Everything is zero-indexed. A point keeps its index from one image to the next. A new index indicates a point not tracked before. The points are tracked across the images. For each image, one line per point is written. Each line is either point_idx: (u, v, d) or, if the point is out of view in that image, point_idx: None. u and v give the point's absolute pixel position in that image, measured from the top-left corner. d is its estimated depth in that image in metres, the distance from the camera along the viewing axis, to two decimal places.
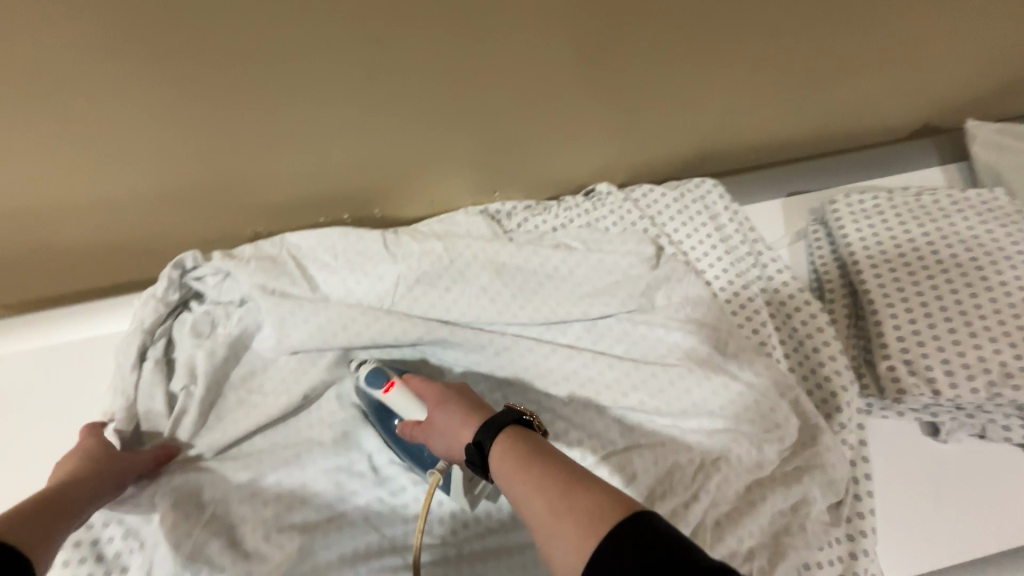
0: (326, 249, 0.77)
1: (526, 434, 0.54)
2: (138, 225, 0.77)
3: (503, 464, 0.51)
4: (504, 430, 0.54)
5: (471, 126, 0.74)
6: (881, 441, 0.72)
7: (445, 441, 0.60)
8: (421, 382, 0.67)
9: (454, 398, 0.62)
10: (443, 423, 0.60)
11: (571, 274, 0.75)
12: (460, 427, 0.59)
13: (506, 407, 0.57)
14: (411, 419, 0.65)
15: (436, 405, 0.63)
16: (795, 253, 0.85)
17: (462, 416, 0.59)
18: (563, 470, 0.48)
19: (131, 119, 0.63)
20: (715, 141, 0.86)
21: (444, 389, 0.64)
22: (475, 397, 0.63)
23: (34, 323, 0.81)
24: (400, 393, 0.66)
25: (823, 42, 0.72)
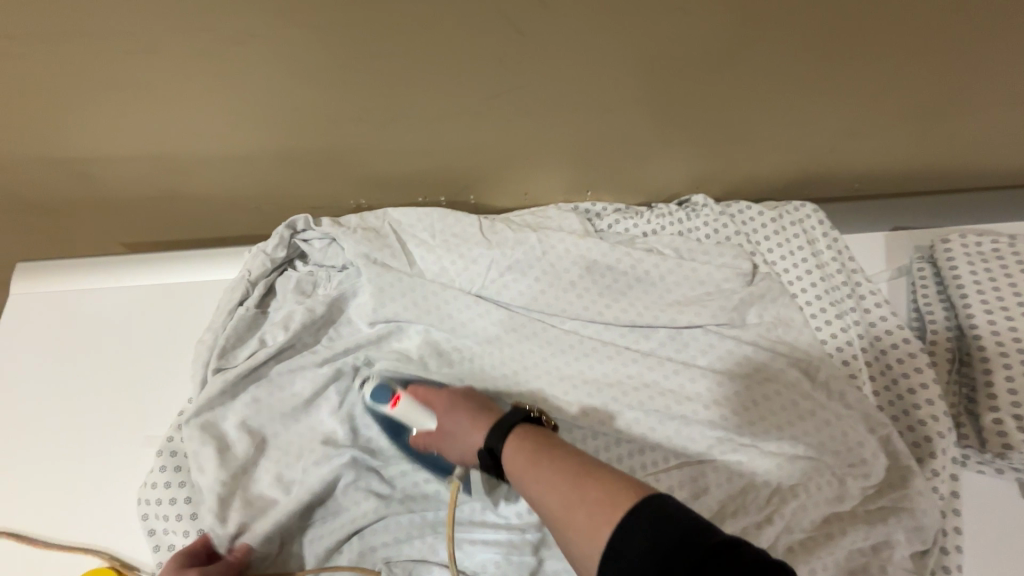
0: (425, 227, 0.80)
1: (535, 429, 0.56)
2: (260, 181, 0.84)
3: (514, 467, 0.53)
4: (513, 432, 0.56)
5: (581, 122, 0.76)
6: (974, 497, 0.67)
7: (457, 447, 0.62)
8: (428, 390, 0.68)
9: (461, 403, 0.64)
10: (456, 429, 0.62)
11: (661, 280, 0.75)
12: (472, 431, 0.61)
13: (514, 407, 0.60)
14: (421, 429, 0.66)
15: (446, 413, 0.64)
16: (895, 289, 0.81)
17: (472, 420, 0.61)
18: (572, 463, 0.50)
19: (276, 87, 0.67)
20: (821, 163, 0.84)
21: (450, 395, 0.66)
22: (484, 400, 0.65)
23: (176, 262, 0.87)
24: (406, 405, 0.67)
25: (956, 80, 0.69)
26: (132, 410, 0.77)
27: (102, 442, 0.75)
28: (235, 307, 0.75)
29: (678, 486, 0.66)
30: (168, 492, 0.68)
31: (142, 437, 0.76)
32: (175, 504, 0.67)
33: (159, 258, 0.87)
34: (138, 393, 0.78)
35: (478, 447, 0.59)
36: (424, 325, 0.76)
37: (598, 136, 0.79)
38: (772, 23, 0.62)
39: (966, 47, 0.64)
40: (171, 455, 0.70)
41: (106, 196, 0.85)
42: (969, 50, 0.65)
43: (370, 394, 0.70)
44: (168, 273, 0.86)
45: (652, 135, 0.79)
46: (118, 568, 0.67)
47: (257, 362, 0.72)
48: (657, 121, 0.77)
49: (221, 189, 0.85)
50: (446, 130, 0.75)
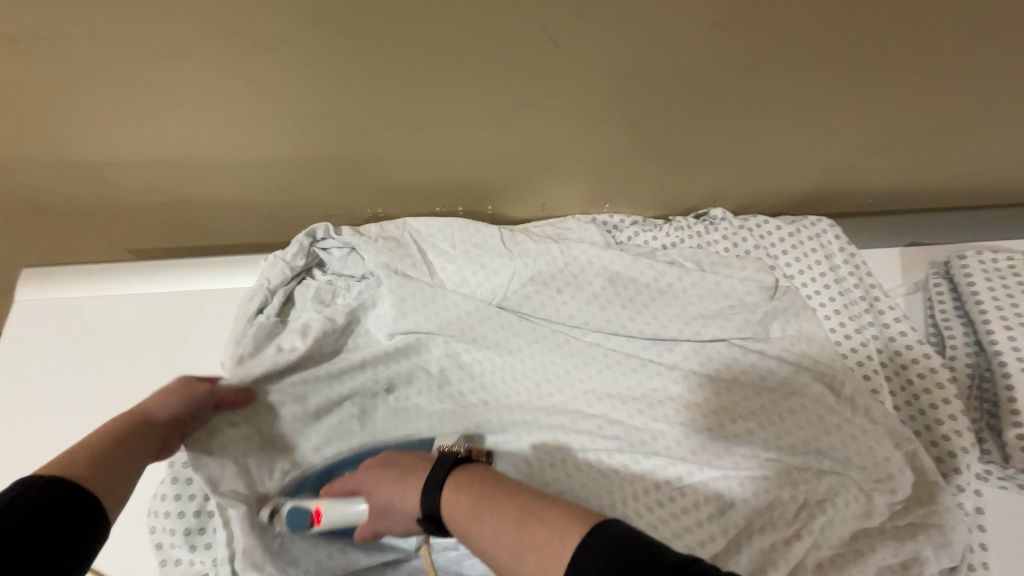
0: (445, 237, 0.79)
1: (467, 473, 0.54)
2: (278, 187, 0.83)
3: (458, 519, 0.51)
4: (446, 483, 0.54)
5: (604, 132, 0.76)
6: (997, 511, 0.67)
7: (399, 518, 0.59)
8: (344, 481, 0.64)
9: (382, 471, 0.61)
10: (393, 498, 0.58)
11: (684, 292, 0.75)
12: (404, 494, 0.57)
13: (437, 457, 0.57)
14: (359, 519, 0.62)
15: (372, 487, 0.61)
16: (911, 304, 0.82)
17: (403, 485, 0.58)
18: (513, 502, 0.48)
19: (299, 92, 0.67)
20: (838, 178, 0.85)
21: (370, 469, 0.62)
22: (403, 459, 0.62)
23: (195, 267, 0.85)
24: (331, 510, 0.63)
25: (976, 99, 0.70)
26: None
27: None
28: (254, 313, 0.73)
29: (705, 501, 0.66)
30: (178, 504, 0.65)
31: None
32: (183, 517, 0.65)
33: (179, 263, 0.84)
34: None
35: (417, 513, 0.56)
36: (446, 335, 0.76)
37: (619, 148, 0.79)
38: (799, 40, 0.62)
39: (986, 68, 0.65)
40: (182, 466, 0.66)
41: (117, 201, 0.84)
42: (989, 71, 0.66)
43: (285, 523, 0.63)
44: (187, 278, 0.84)
45: (674, 148, 0.80)
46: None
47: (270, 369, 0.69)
48: (681, 133, 0.77)
49: (236, 194, 0.84)
50: (470, 139, 0.75)
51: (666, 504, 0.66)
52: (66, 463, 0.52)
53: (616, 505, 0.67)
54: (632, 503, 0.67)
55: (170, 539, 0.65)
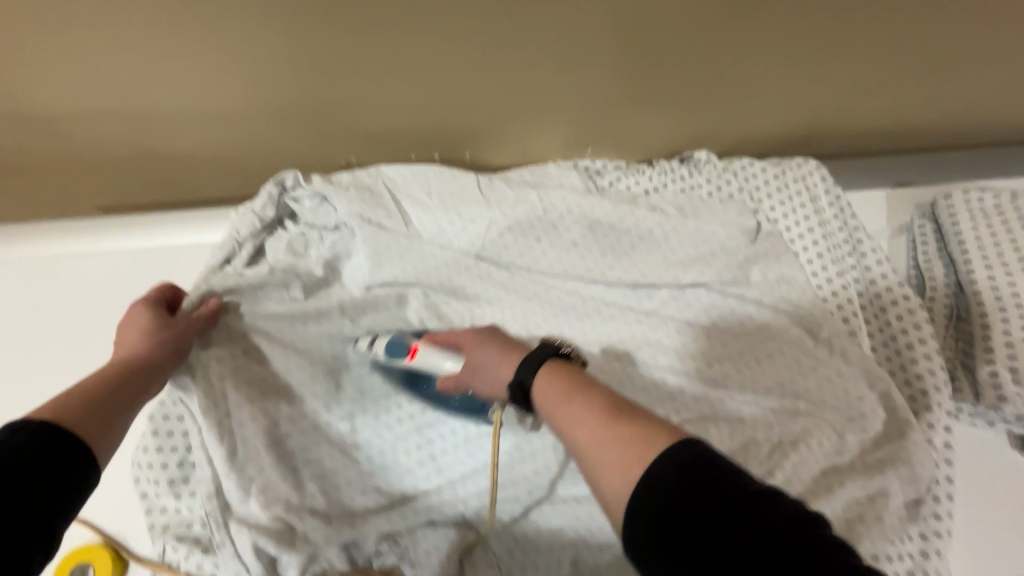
0: (420, 186, 0.77)
1: (568, 368, 0.52)
2: (245, 139, 0.79)
3: (546, 401, 0.50)
4: (543, 367, 0.53)
5: (586, 75, 0.74)
6: (965, 447, 0.68)
7: (487, 384, 0.58)
8: (450, 333, 0.64)
9: (488, 338, 0.60)
10: (485, 365, 0.58)
11: (665, 239, 0.73)
12: (501, 365, 0.57)
13: (541, 343, 0.55)
14: (447, 373, 0.62)
15: (471, 349, 0.60)
16: (895, 247, 0.80)
17: (498, 357, 0.58)
18: (607, 399, 0.47)
19: (276, 27, 0.66)
20: (827, 119, 0.82)
21: (474, 333, 0.61)
22: (510, 336, 0.60)
23: (160, 223, 0.82)
24: (425, 357, 0.64)
25: (950, 32, 0.71)
26: None
27: None
28: (222, 264, 0.72)
29: None
30: (157, 457, 0.66)
31: None
32: (166, 468, 0.66)
33: (143, 218, 0.81)
34: None
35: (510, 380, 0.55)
36: (423, 287, 0.74)
37: (600, 88, 0.76)
38: None
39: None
40: (161, 420, 0.67)
41: (75, 156, 0.80)
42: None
43: (385, 348, 0.67)
44: (152, 234, 0.81)
45: (658, 88, 0.77)
46: (111, 544, 0.66)
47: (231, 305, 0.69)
48: (664, 69, 0.74)
49: (199, 147, 0.80)
50: (448, 83, 0.73)
51: None
52: (61, 408, 0.52)
53: None
54: None
55: (156, 492, 0.66)
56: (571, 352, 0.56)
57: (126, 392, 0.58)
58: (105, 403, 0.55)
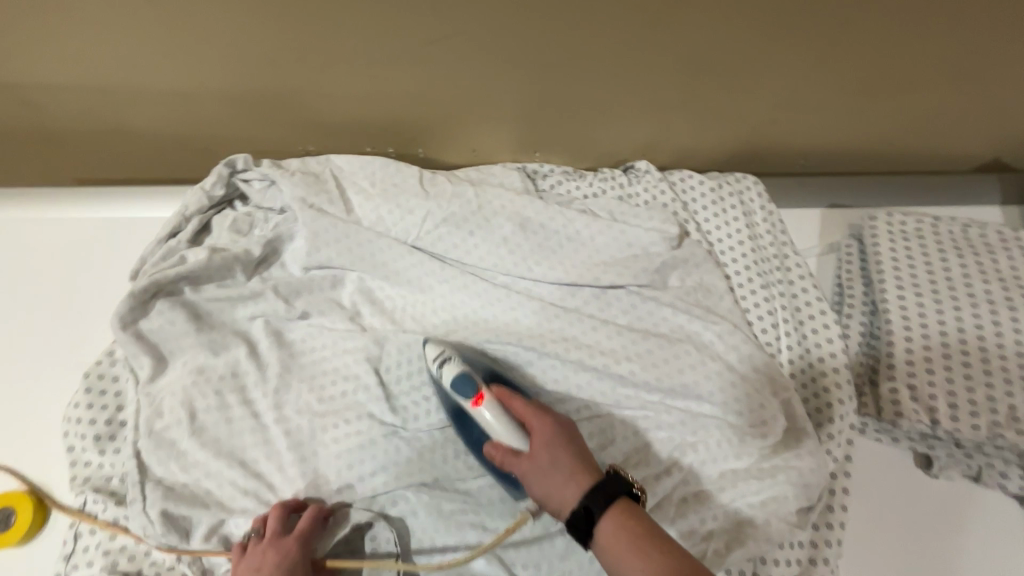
0: (366, 175, 0.81)
1: (636, 510, 0.53)
2: (206, 119, 0.84)
3: (611, 543, 0.51)
4: (616, 505, 0.52)
5: (524, 77, 0.77)
6: (867, 461, 0.70)
7: (542, 486, 0.55)
8: (523, 408, 0.60)
9: (563, 440, 0.56)
10: (553, 471, 0.54)
11: (592, 241, 0.76)
12: (570, 485, 0.54)
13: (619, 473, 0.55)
14: (501, 444, 0.58)
15: (544, 444, 0.56)
16: (823, 265, 0.82)
17: (570, 471, 0.54)
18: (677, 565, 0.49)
19: (222, 20, 0.69)
20: (763, 136, 0.85)
21: (551, 425, 0.58)
22: (586, 450, 0.57)
23: (122, 196, 0.87)
24: (486, 417, 0.59)
25: (878, 56, 0.72)
26: (63, 338, 0.79)
27: (35, 369, 0.77)
28: (167, 238, 0.76)
29: (586, 437, 0.69)
30: (89, 412, 0.70)
31: (72, 363, 0.77)
32: (94, 424, 0.70)
33: (106, 191, 0.86)
34: (70, 323, 0.79)
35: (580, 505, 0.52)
36: (359, 273, 0.78)
37: (543, 94, 0.80)
38: None
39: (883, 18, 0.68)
40: (98, 378, 0.72)
41: (46, 126, 0.85)
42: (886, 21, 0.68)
43: (452, 382, 0.63)
44: (113, 207, 0.86)
45: (598, 98, 0.80)
46: (34, 491, 0.70)
47: (168, 278, 0.72)
48: (603, 81, 0.78)
49: (165, 125, 0.85)
50: (392, 77, 0.76)
51: None
52: None
53: None
54: None
55: (82, 446, 0.69)
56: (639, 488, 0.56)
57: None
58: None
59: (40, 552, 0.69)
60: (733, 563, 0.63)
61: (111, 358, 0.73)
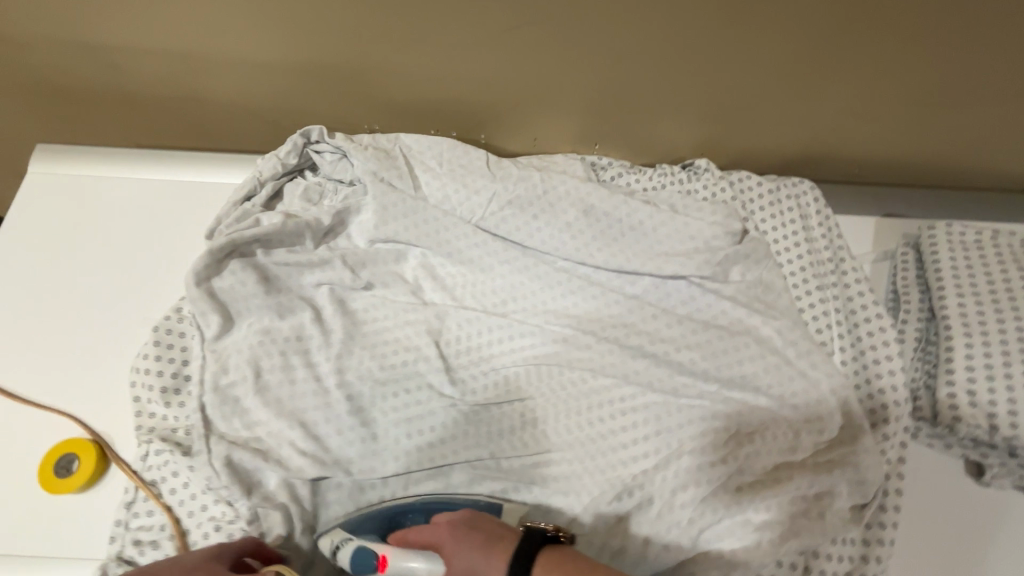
0: (433, 155, 0.82)
1: (556, 555, 0.51)
2: (278, 91, 0.86)
3: None
4: (537, 564, 0.50)
5: (596, 68, 0.79)
6: (918, 463, 0.71)
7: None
8: (420, 533, 0.57)
9: (467, 532, 0.54)
10: (474, 569, 0.51)
11: (654, 231, 0.78)
12: (496, 571, 0.51)
13: (527, 529, 0.53)
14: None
15: (453, 549, 0.53)
16: (877, 271, 0.83)
17: (485, 554, 0.52)
18: None
19: None
20: (823, 142, 0.87)
21: (450, 530, 0.55)
22: (491, 526, 0.55)
23: (194, 161, 0.89)
24: (395, 562, 0.54)
25: (947, 70, 0.73)
26: (131, 294, 0.80)
27: (100, 321, 0.78)
28: (242, 201, 0.78)
29: (641, 421, 0.70)
30: (156, 364, 0.71)
31: (138, 318, 0.78)
32: (161, 376, 0.71)
33: (181, 154, 0.89)
34: (139, 278, 0.81)
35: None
36: (422, 249, 0.80)
37: (611, 88, 0.81)
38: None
39: (957, 35, 0.69)
40: (166, 333, 0.73)
41: (124, 89, 0.87)
42: (960, 38, 0.69)
43: (350, 562, 0.57)
44: (185, 170, 0.88)
45: (665, 95, 0.82)
46: (95, 440, 0.70)
47: (245, 242, 0.74)
48: (672, 79, 0.79)
49: (238, 96, 0.87)
50: (467, 60, 0.78)
51: (604, 421, 0.70)
52: None
53: (558, 418, 0.72)
54: (573, 418, 0.71)
55: (147, 397, 0.71)
56: (557, 531, 0.54)
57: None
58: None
59: (96, 501, 0.69)
60: (787, 553, 0.63)
61: (179, 315, 0.74)
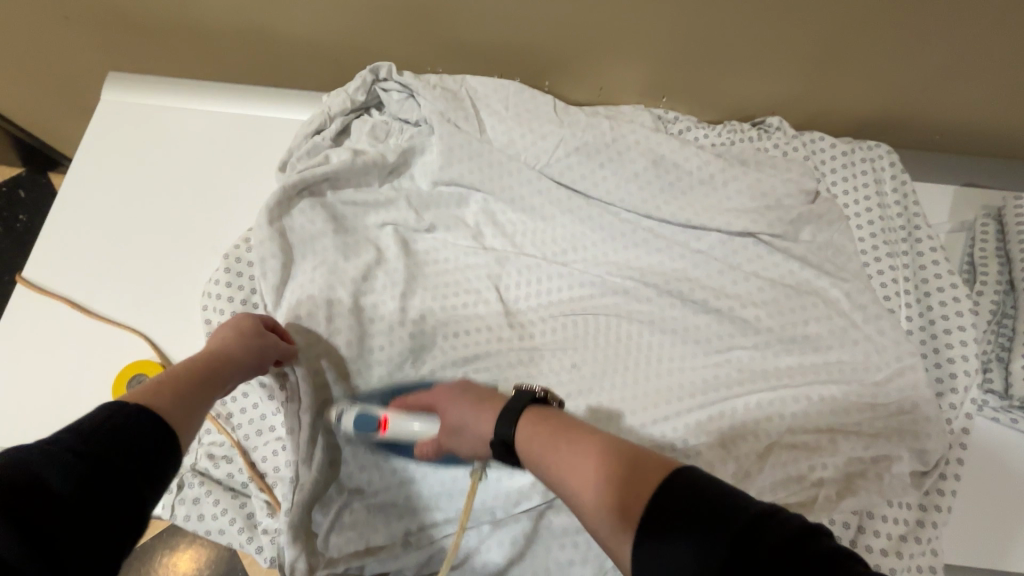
0: (500, 99, 0.81)
1: (547, 411, 0.52)
2: (347, 27, 0.85)
3: (533, 449, 0.49)
4: (523, 417, 0.52)
5: (674, 13, 0.75)
6: (980, 438, 0.70)
7: (469, 439, 0.59)
8: (419, 397, 0.66)
9: (458, 393, 0.61)
10: (462, 421, 0.59)
11: (724, 186, 0.76)
12: (478, 420, 0.57)
13: (516, 391, 0.56)
14: (423, 436, 0.63)
15: (448, 407, 0.61)
16: (952, 240, 0.81)
17: (474, 410, 0.59)
18: (595, 442, 0.45)
19: None
20: (908, 104, 0.83)
21: (446, 391, 0.63)
22: (481, 389, 0.62)
23: (261, 96, 0.89)
24: (396, 421, 0.64)
25: None
26: (199, 222, 0.82)
27: (171, 245, 0.80)
28: (311, 134, 0.79)
29: (699, 375, 0.70)
30: (227, 290, 0.74)
31: (206, 246, 0.81)
32: (231, 302, 0.73)
33: (248, 90, 0.89)
34: (205, 208, 0.83)
35: (491, 437, 0.55)
36: (485, 194, 0.79)
37: (690, 35, 0.78)
38: None
39: None
40: (235, 261, 0.75)
41: (193, 19, 0.87)
42: None
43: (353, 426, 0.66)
44: (253, 106, 0.89)
45: (746, 44, 0.78)
46: (164, 363, 0.73)
47: (314, 179, 0.75)
48: (755, 28, 0.76)
49: (306, 30, 0.86)
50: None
51: (662, 373, 0.71)
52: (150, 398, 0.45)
53: (614, 367, 0.72)
54: (631, 368, 0.71)
55: (219, 321, 0.73)
56: (547, 392, 0.56)
57: (219, 377, 0.54)
58: (194, 396, 0.49)
59: None
60: (842, 511, 0.64)
61: (245, 244, 0.76)
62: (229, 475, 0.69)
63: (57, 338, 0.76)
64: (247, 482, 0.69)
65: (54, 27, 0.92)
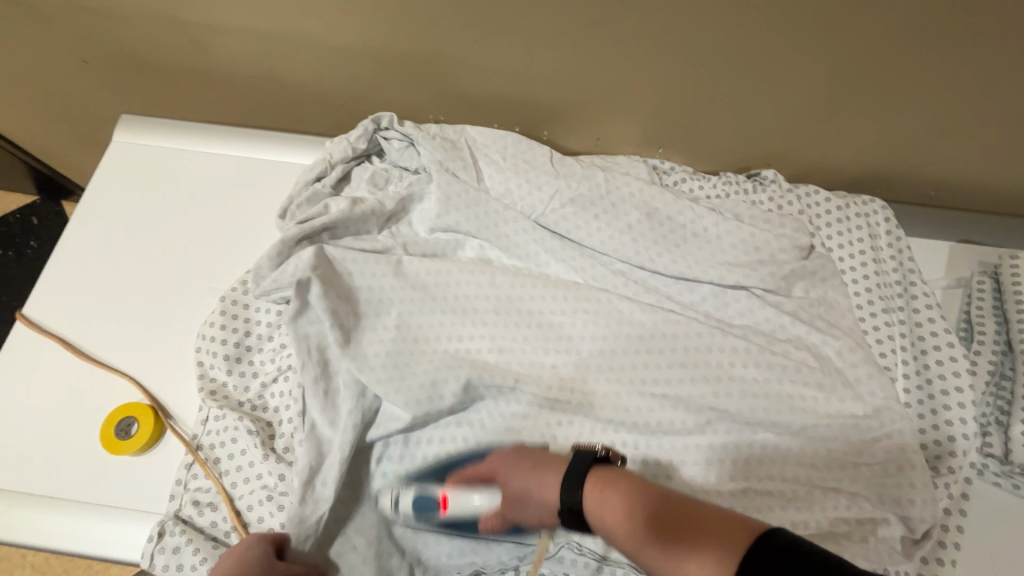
0: (498, 150, 0.83)
1: (609, 473, 0.53)
2: (353, 76, 0.87)
3: (603, 514, 0.50)
4: (587, 482, 0.53)
5: (669, 73, 0.78)
6: (981, 504, 0.68)
7: (535, 506, 0.58)
8: (475, 465, 0.65)
9: (516, 461, 0.61)
10: (528, 490, 0.58)
11: (717, 240, 0.77)
12: (543, 488, 0.57)
13: (575, 452, 0.57)
14: (485, 510, 0.62)
15: (507, 476, 0.61)
16: (948, 298, 0.81)
17: (539, 478, 0.58)
18: (669, 507, 0.47)
19: None
20: (900, 161, 0.84)
21: (503, 459, 0.63)
22: (539, 452, 0.62)
23: (268, 140, 0.92)
24: (457, 497, 0.63)
25: None
26: (199, 263, 0.83)
27: (171, 286, 0.82)
28: (313, 181, 0.81)
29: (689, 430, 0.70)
30: (223, 333, 0.75)
31: (206, 287, 0.82)
32: (225, 344, 0.74)
33: (255, 134, 0.92)
34: (207, 249, 0.84)
35: (558, 503, 0.55)
36: (481, 241, 0.80)
37: (684, 93, 0.80)
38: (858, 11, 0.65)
39: None
40: (232, 304, 0.76)
41: (205, 66, 0.90)
42: None
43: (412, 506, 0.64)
44: (259, 150, 0.91)
45: (738, 102, 0.80)
46: (155, 405, 0.73)
47: (320, 228, 0.76)
48: (746, 88, 0.78)
49: (313, 78, 0.89)
50: (541, 56, 0.79)
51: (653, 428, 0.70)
52: None
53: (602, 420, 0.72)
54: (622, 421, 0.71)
55: (214, 363, 0.74)
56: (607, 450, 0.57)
57: None
58: None
59: (156, 462, 0.72)
60: None
61: (245, 287, 0.77)
62: (213, 524, 0.68)
63: (52, 377, 0.76)
64: (230, 530, 0.68)
65: (75, 72, 0.96)
